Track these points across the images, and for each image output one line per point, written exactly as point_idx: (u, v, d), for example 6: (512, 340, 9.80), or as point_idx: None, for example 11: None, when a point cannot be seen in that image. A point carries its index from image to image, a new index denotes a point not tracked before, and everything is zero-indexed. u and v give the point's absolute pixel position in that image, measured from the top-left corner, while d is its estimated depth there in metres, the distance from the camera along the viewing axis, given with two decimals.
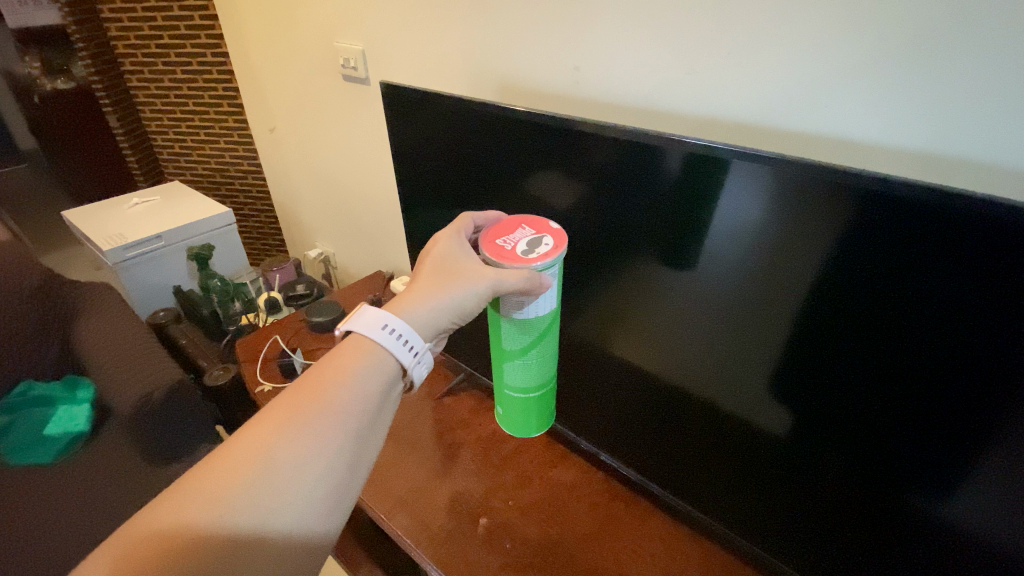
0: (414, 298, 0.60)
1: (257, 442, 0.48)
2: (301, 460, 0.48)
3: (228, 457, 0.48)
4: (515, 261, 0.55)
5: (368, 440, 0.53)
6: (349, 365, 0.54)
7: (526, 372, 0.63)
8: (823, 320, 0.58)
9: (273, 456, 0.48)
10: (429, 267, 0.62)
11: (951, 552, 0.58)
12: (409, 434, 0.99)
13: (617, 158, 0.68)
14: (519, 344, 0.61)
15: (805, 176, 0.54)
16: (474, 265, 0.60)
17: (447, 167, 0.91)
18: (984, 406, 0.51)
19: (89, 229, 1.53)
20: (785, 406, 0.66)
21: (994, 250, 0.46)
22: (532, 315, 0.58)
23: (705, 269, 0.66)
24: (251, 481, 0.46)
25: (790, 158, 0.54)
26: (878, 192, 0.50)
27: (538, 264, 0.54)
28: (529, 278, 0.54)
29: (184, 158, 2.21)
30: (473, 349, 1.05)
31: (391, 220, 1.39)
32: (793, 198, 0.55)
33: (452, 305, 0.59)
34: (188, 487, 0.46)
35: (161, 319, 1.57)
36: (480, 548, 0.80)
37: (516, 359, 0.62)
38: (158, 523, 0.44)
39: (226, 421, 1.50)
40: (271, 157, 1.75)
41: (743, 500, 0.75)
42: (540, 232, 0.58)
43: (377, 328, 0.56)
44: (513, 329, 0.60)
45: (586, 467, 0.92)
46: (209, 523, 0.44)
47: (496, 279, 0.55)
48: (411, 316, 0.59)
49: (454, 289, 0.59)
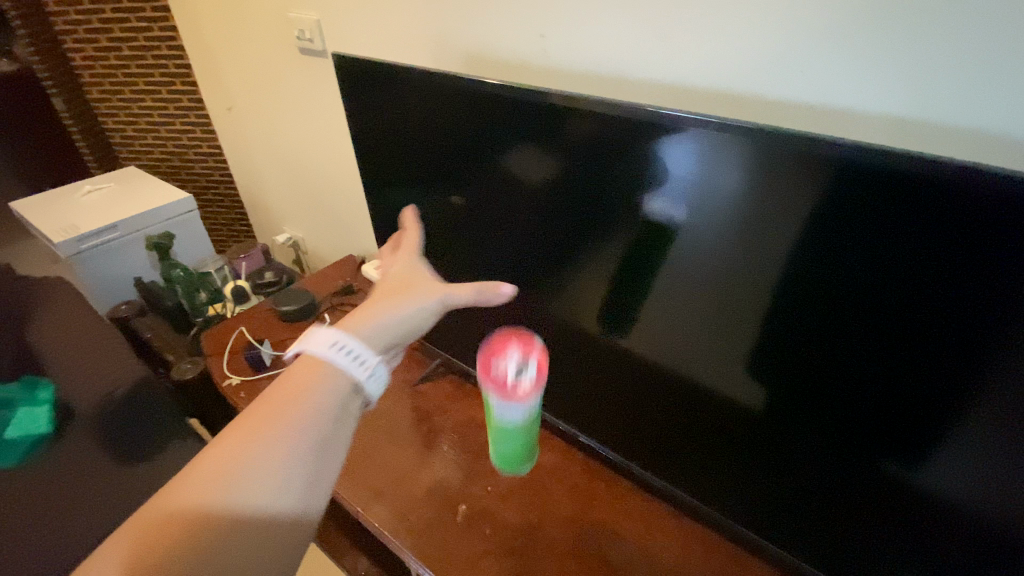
0: (366, 316, 0.59)
1: (219, 456, 0.44)
2: (268, 465, 0.44)
3: (196, 469, 0.43)
4: (466, 281, 0.67)
5: (335, 444, 0.48)
6: (306, 378, 0.50)
7: (523, 431, 0.70)
8: (800, 290, 0.57)
9: (238, 464, 0.43)
10: (382, 288, 0.65)
11: (928, 522, 0.58)
12: (386, 423, 0.97)
13: (590, 132, 0.65)
14: (518, 422, 0.67)
15: (779, 143, 0.51)
16: (427, 282, 0.67)
17: (410, 144, 0.86)
18: (958, 370, 0.51)
19: (40, 221, 1.45)
20: (765, 384, 0.64)
21: (976, 212, 0.45)
22: (529, 400, 0.64)
23: (682, 246, 0.63)
24: (219, 489, 0.42)
25: (766, 130, 0.52)
26: (860, 162, 0.48)
27: (493, 287, 0.66)
28: (482, 288, 0.66)
29: (138, 141, 2.10)
30: (449, 334, 1.03)
31: (358, 202, 1.34)
32: (765, 168, 0.53)
33: (408, 317, 0.61)
34: (172, 489, 0.42)
35: (122, 313, 1.48)
36: (461, 536, 0.79)
37: (513, 425, 0.68)
38: (169, 506, 0.41)
39: (199, 415, 1.46)
40: (230, 137, 1.67)
41: (722, 478, 0.75)
42: (528, 358, 0.62)
43: (326, 343, 0.52)
44: (512, 410, 0.65)
45: (566, 448, 0.92)
46: (193, 519, 0.41)
47: (448, 293, 0.65)
48: (361, 333, 0.56)
49: (405, 302, 0.62)
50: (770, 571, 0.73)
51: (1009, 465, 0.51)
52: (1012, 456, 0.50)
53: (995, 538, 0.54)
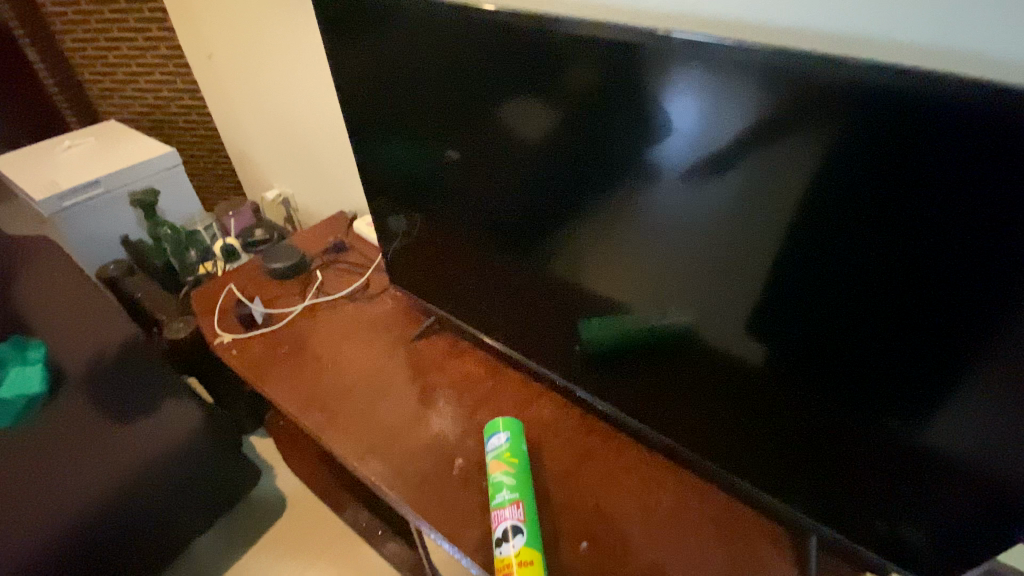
0: None
1: None
2: None
3: None
4: None
5: None
6: None
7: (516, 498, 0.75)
8: (810, 242, 0.53)
9: None
10: None
11: (931, 475, 0.57)
12: (381, 380, 0.96)
13: (590, 73, 0.61)
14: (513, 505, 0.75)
15: (795, 79, 0.47)
16: None
17: (400, 87, 0.82)
18: (974, 327, 0.48)
19: (21, 179, 1.42)
20: (765, 338, 0.62)
21: (1012, 154, 0.40)
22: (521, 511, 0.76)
23: (683, 195, 0.60)
24: None
25: (778, 63, 0.47)
26: (879, 97, 0.44)
27: None
28: None
29: (116, 93, 2.02)
30: (445, 288, 1.01)
31: (345, 153, 1.29)
32: (778, 110, 0.49)
33: None
34: None
35: (112, 272, 1.47)
36: (456, 489, 0.79)
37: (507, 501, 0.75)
38: None
39: (195, 373, 1.46)
40: (214, 90, 1.59)
41: (720, 431, 0.74)
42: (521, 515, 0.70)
43: None
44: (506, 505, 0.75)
45: (562, 403, 0.91)
46: None
47: None
48: None
49: None
50: (765, 520, 0.73)
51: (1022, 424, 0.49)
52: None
53: (1000, 492, 0.53)
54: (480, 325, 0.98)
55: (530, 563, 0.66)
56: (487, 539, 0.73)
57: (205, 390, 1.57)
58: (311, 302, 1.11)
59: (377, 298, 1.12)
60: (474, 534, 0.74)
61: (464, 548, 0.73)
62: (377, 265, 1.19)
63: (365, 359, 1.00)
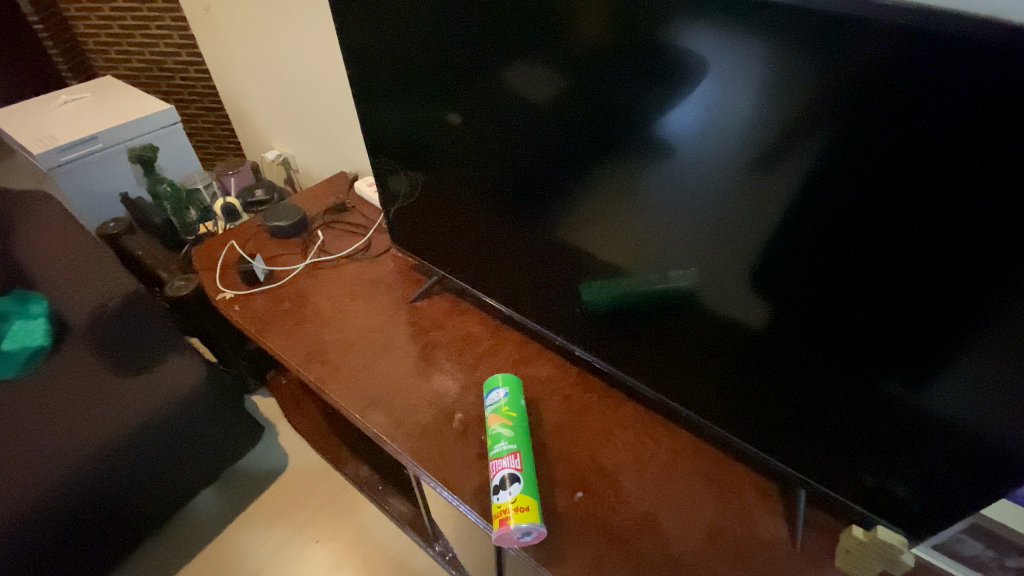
0: None
1: None
2: None
3: None
4: None
5: None
6: None
7: None
8: (813, 209, 0.53)
9: None
10: None
11: (924, 435, 0.58)
12: (382, 336, 0.97)
13: (599, 28, 0.59)
14: None
15: (811, 39, 0.46)
16: None
17: (402, 39, 0.80)
18: (972, 294, 0.48)
19: (19, 134, 1.41)
20: (764, 299, 0.63)
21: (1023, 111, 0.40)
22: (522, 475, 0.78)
23: (688, 158, 0.59)
24: None
25: (792, 19, 0.46)
26: (897, 52, 0.43)
27: None
28: None
29: (113, 48, 1.99)
30: (447, 249, 1.01)
31: (346, 110, 1.28)
32: (790, 67, 0.48)
33: None
34: None
35: (112, 230, 1.48)
36: (456, 441, 0.81)
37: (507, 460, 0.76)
38: None
39: (197, 332, 1.47)
40: (210, 44, 1.56)
41: (714, 389, 0.76)
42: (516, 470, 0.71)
43: None
44: None
45: (561, 361, 0.92)
46: None
47: None
48: None
49: None
50: (756, 475, 0.75)
51: (1016, 386, 0.49)
52: (1017, 380, 0.49)
53: (996, 453, 0.54)
54: (480, 285, 0.99)
55: (527, 508, 0.68)
56: (485, 488, 0.75)
57: (207, 348, 1.60)
58: (312, 261, 1.11)
59: (378, 259, 1.12)
60: (472, 482, 0.76)
61: (463, 495, 0.75)
62: (378, 225, 1.19)
63: (366, 317, 1.00)
